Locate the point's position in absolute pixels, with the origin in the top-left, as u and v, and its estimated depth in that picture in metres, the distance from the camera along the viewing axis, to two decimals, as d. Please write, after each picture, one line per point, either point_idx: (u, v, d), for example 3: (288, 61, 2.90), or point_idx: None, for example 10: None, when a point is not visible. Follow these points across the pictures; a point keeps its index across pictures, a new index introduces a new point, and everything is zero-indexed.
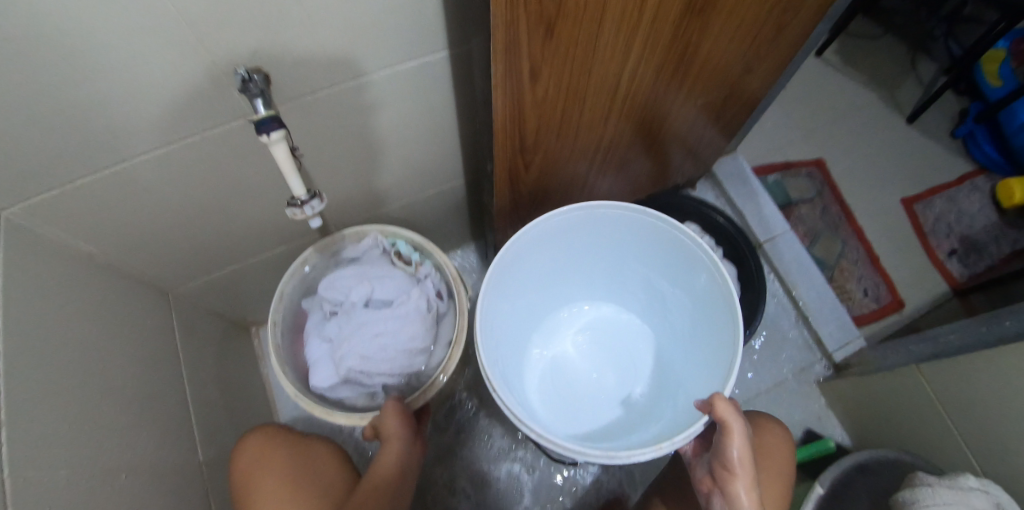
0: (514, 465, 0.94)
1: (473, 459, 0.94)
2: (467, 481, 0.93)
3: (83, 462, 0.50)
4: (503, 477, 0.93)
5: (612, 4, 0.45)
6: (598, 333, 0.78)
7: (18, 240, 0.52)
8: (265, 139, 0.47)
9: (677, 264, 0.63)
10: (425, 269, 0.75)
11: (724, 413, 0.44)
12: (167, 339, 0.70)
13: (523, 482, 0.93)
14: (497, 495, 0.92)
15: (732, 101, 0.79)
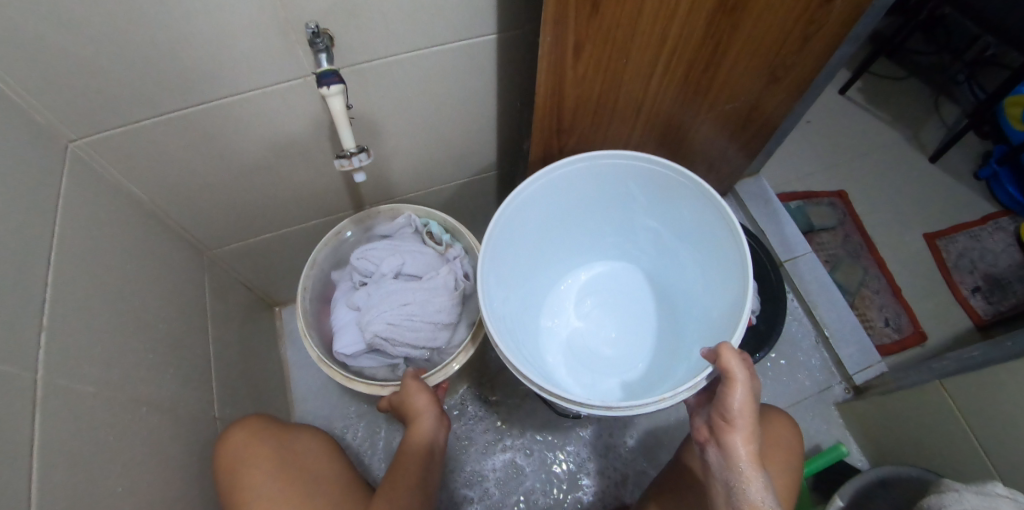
0: (501, 456, 0.92)
1: (461, 449, 0.93)
2: (455, 473, 0.91)
3: (105, 392, 0.50)
4: (491, 468, 0.91)
5: None
6: (608, 297, 0.77)
7: (79, 169, 0.55)
8: (324, 91, 0.50)
9: (690, 218, 0.63)
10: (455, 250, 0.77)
11: (724, 361, 0.46)
12: (199, 296, 0.72)
13: (511, 475, 0.91)
14: (486, 489, 0.90)
15: (757, 115, 0.82)
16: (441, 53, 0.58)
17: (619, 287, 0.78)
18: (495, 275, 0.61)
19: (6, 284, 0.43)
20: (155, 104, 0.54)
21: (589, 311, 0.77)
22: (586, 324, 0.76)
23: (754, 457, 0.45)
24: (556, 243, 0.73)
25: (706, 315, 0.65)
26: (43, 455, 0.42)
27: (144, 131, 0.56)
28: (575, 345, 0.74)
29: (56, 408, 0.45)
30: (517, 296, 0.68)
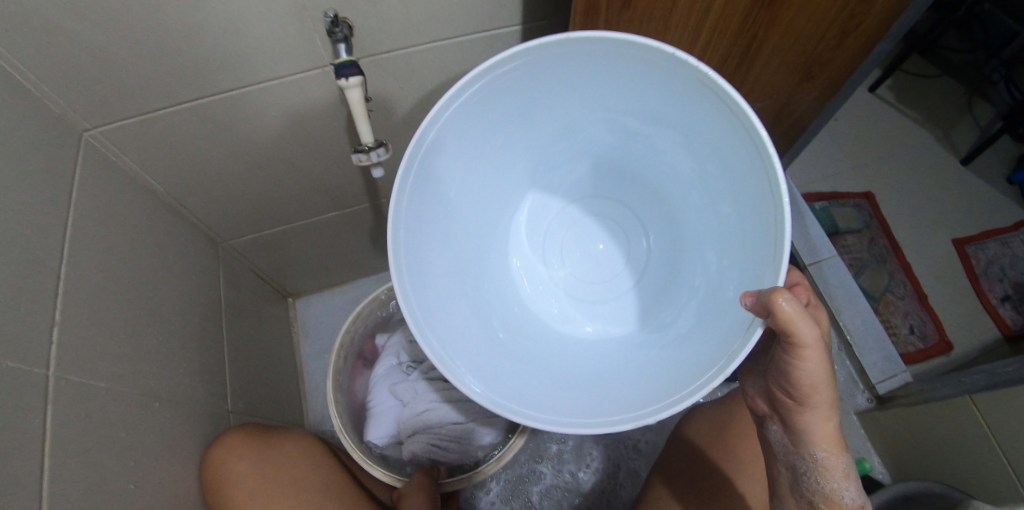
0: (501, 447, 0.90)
1: None
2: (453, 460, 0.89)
3: (116, 386, 0.50)
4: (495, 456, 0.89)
5: None
6: (572, 225, 0.68)
7: (93, 159, 0.54)
8: (343, 82, 0.49)
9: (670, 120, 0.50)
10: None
11: (786, 320, 0.37)
12: (213, 288, 0.72)
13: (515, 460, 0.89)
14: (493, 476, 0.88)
15: (788, 113, 0.79)
16: (464, 44, 0.56)
17: (582, 209, 0.68)
18: (427, 253, 0.49)
19: (16, 280, 0.42)
20: (171, 94, 0.52)
21: (559, 243, 0.68)
22: (559, 259, 0.67)
23: (836, 433, 0.43)
24: (507, 179, 0.60)
25: (706, 228, 0.55)
26: (54, 453, 0.41)
27: (160, 121, 0.55)
28: (558, 280, 0.66)
29: (68, 405, 0.44)
30: (471, 244, 0.57)
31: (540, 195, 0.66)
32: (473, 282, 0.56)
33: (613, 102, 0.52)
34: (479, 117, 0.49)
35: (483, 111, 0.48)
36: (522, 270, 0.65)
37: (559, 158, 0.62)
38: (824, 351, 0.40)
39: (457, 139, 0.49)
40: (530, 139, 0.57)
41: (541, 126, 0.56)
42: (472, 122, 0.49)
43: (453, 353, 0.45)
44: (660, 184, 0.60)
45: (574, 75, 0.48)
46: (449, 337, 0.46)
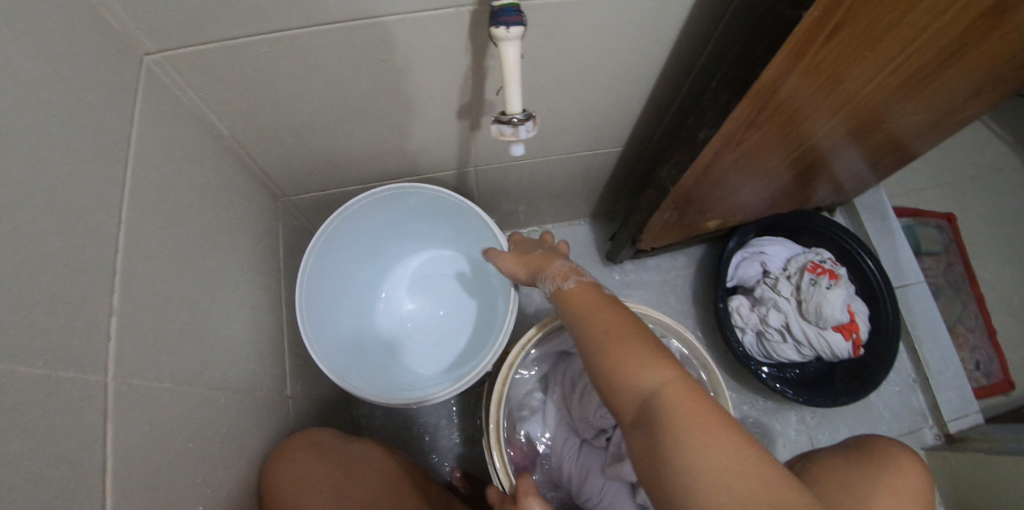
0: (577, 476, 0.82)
1: None
2: None
3: (188, 380, 0.41)
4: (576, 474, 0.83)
5: None
6: (443, 293, 0.81)
7: (153, 89, 0.43)
8: (501, 33, 0.37)
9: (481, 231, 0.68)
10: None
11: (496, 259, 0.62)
12: (272, 252, 0.61)
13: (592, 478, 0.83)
14: None
15: (923, 137, 0.71)
16: (630, 4, 0.45)
17: (448, 275, 0.81)
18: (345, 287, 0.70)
19: (52, 257, 0.31)
20: (257, 19, 0.40)
21: (432, 300, 0.81)
22: (417, 305, 0.80)
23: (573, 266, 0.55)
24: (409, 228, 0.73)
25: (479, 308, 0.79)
26: (117, 485, 0.33)
27: (240, 51, 0.43)
28: (408, 321, 0.79)
29: (133, 417, 0.35)
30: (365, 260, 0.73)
31: (416, 253, 0.80)
32: (389, 280, 0.80)
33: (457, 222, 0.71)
34: (428, 208, 0.69)
35: (423, 202, 0.68)
36: (392, 297, 0.80)
37: (463, 251, 0.78)
38: (504, 256, 0.61)
39: (391, 211, 0.68)
40: (397, 226, 0.72)
41: (411, 227, 0.74)
42: (407, 208, 0.69)
43: (339, 318, 0.67)
44: (454, 236, 0.76)
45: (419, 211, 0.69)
46: (348, 312, 0.71)
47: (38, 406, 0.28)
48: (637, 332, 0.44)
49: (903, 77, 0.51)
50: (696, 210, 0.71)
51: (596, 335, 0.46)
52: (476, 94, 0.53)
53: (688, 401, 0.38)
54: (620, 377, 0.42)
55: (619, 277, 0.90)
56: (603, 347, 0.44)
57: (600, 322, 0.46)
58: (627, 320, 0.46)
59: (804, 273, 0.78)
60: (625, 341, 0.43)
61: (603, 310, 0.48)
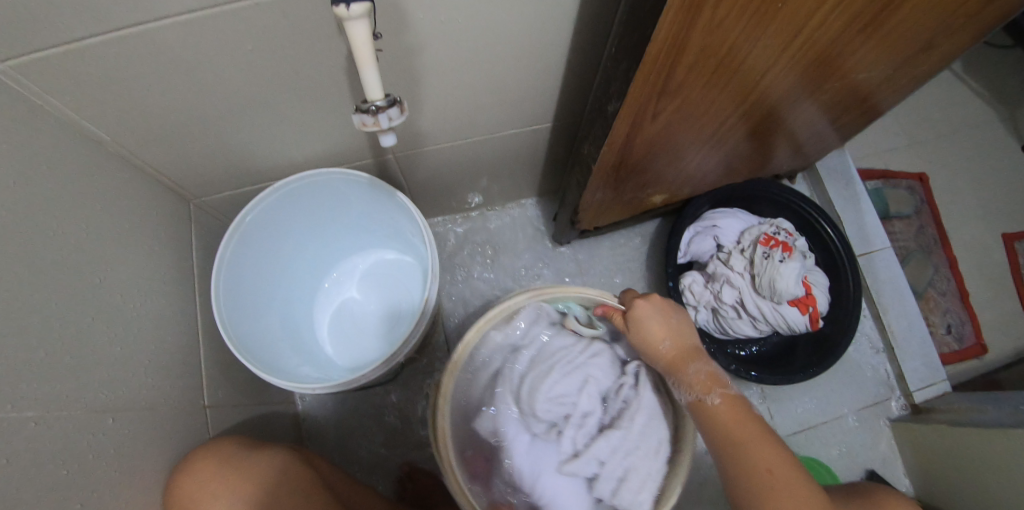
0: None
1: None
2: None
3: (60, 405, 0.39)
4: None
5: None
6: (388, 288, 0.79)
7: (1, 99, 0.40)
8: (342, 11, 0.32)
9: (405, 218, 0.65)
10: (603, 345, 0.57)
11: (642, 326, 0.50)
12: (180, 258, 0.59)
13: None
14: None
15: (880, 93, 0.67)
16: None
17: (395, 270, 0.79)
18: (278, 284, 0.69)
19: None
20: (94, 14, 0.37)
21: (375, 292, 0.79)
22: (362, 298, 0.79)
23: (668, 348, 0.49)
24: (349, 221, 0.72)
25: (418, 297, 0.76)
26: None
27: (89, 51, 0.40)
28: (352, 315, 0.78)
29: None
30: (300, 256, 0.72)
31: (358, 247, 0.79)
32: (334, 276, 0.79)
33: (384, 212, 0.68)
34: (350, 198, 0.66)
35: (343, 192, 0.64)
36: (336, 292, 0.79)
37: (399, 241, 0.75)
38: (671, 338, 0.49)
39: (310, 204, 0.65)
40: (325, 220, 0.70)
41: (342, 221, 0.71)
42: (327, 201, 0.66)
43: (265, 313, 0.66)
44: (383, 226, 0.73)
45: (343, 202, 0.66)
46: (281, 303, 0.70)
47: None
48: (802, 475, 0.44)
49: (833, 30, 0.47)
50: (636, 183, 0.67)
51: (751, 473, 0.44)
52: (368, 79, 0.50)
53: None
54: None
55: (569, 259, 0.87)
56: (771, 487, 0.43)
57: (750, 454, 0.44)
58: (768, 449, 0.44)
59: (757, 247, 0.75)
60: (795, 482, 0.43)
61: (757, 440, 0.45)
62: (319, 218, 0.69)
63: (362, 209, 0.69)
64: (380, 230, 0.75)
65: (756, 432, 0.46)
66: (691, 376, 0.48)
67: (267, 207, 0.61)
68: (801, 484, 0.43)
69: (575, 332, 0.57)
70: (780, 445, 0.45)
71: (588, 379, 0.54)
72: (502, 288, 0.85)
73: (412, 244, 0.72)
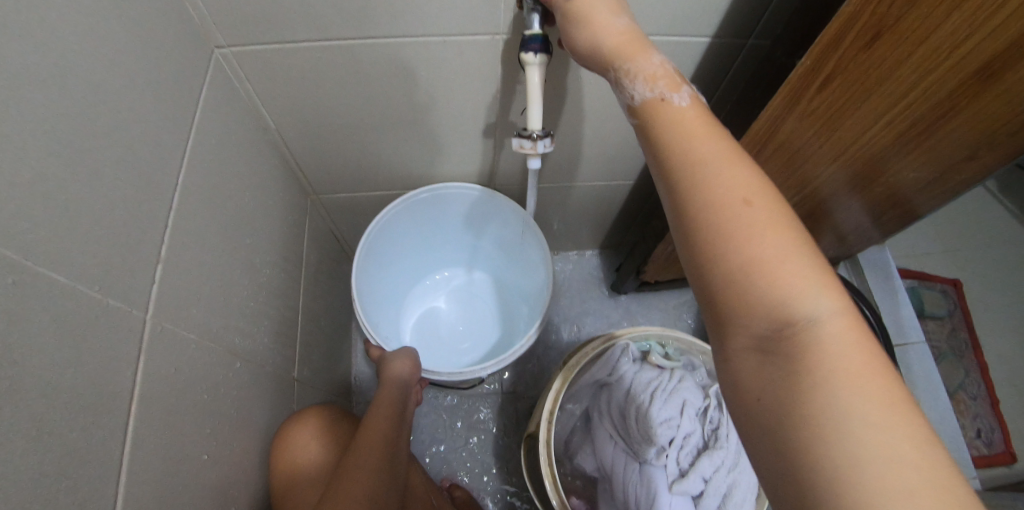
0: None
1: (513, 474, 0.80)
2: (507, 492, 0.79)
3: (212, 337, 0.45)
4: None
5: (926, 58, 0.42)
6: (474, 307, 0.85)
7: (219, 80, 0.49)
8: (527, 58, 0.43)
9: (525, 246, 0.72)
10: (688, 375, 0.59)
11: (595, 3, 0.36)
12: (298, 244, 0.66)
13: None
14: None
15: (920, 198, 0.75)
16: (646, 44, 0.51)
17: (483, 293, 0.85)
18: (390, 275, 0.76)
19: (118, 198, 0.35)
20: (321, 25, 0.46)
21: (461, 308, 0.85)
22: (447, 310, 0.85)
23: (619, 30, 0.35)
24: (464, 236, 0.80)
25: (505, 324, 0.81)
26: (141, 413, 0.36)
27: (301, 54, 0.49)
28: (436, 324, 0.83)
29: (161, 356, 0.38)
30: (410, 259, 0.79)
31: (457, 262, 0.86)
32: (427, 284, 0.85)
33: (502, 236, 0.76)
34: (478, 215, 0.74)
35: (472, 207, 0.73)
36: (426, 299, 0.85)
37: (499, 265, 0.82)
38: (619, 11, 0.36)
39: (440, 212, 0.73)
40: (446, 229, 0.78)
41: (458, 235, 0.79)
42: (457, 213, 0.74)
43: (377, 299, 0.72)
44: (490, 247, 0.80)
45: (471, 217, 0.75)
46: (388, 282, 0.76)
47: (86, 326, 0.32)
48: (795, 222, 0.29)
49: (895, 135, 0.55)
50: None
51: (715, 202, 0.29)
52: (502, 114, 0.58)
53: (851, 340, 0.26)
54: (769, 286, 0.27)
55: (622, 308, 0.91)
56: (750, 224, 0.28)
57: (731, 179, 0.29)
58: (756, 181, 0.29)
59: None
60: (776, 224, 0.28)
61: (725, 160, 0.30)
62: (436, 227, 0.76)
63: (480, 227, 0.77)
64: (486, 252, 0.82)
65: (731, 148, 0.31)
66: (647, 63, 0.34)
67: (410, 206, 0.69)
68: (784, 229, 0.28)
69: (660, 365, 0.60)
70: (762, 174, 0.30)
71: (685, 402, 0.56)
72: (554, 323, 0.90)
73: (516, 270, 0.79)
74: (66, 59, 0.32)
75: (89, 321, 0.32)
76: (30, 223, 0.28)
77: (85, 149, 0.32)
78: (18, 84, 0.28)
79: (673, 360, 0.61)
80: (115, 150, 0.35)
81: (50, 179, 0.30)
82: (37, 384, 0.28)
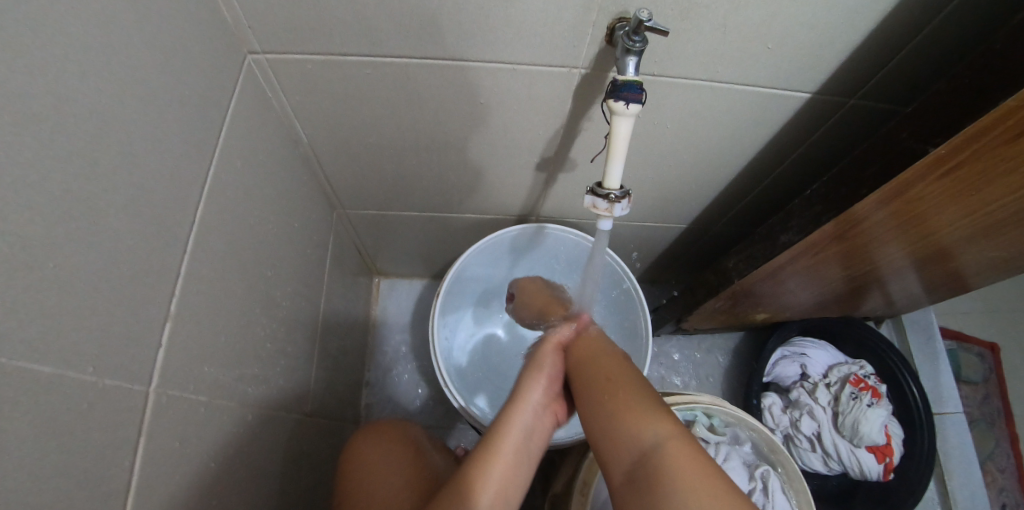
0: None
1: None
2: None
3: (224, 392, 0.39)
4: None
5: None
6: None
7: (250, 90, 0.42)
8: (618, 107, 0.36)
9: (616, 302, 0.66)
10: (730, 452, 0.55)
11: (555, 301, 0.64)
12: (321, 266, 0.60)
13: None
14: None
15: (990, 275, 0.69)
16: (740, 94, 0.45)
17: None
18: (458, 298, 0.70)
19: (123, 250, 0.29)
20: (374, 41, 0.40)
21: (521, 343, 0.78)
22: (506, 342, 0.78)
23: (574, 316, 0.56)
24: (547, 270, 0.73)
25: None
26: (138, 503, 0.30)
27: (346, 68, 0.43)
28: (491, 355, 0.77)
29: (164, 429, 0.32)
30: (480, 282, 0.73)
31: None
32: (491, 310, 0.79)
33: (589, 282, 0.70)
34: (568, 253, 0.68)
35: (564, 244, 0.66)
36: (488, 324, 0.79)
37: None
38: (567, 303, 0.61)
39: (528, 244, 0.67)
40: (530, 260, 0.71)
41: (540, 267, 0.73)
42: (547, 248, 0.68)
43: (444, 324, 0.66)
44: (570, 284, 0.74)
45: (563, 254, 0.69)
46: (455, 299, 0.70)
47: (76, 416, 0.26)
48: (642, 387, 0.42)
49: (977, 233, 0.51)
50: (750, 302, 0.67)
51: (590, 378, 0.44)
52: (562, 149, 0.52)
53: (683, 458, 0.37)
54: (622, 431, 0.39)
55: (652, 347, 0.85)
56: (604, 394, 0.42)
57: (613, 383, 0.43)
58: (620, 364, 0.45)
59: (845, 385, 0.74)
60: (633, 391, 0.42)
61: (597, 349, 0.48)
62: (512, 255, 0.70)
63: (565, 263, 0.70)
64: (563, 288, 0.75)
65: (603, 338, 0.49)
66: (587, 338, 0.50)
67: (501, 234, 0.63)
68: (640, 393, 0.41)
69: (705, 438, 0.55)
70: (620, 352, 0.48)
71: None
72: None
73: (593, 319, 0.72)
74: (70, 83, 0.25)
75: (83, 411, 0.26)
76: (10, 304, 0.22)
77: (84, 196, 0.26)
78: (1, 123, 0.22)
79: (718, 433, 0.56)
80: (126, 190, 0.29)
81: (36, 244, 0.23)
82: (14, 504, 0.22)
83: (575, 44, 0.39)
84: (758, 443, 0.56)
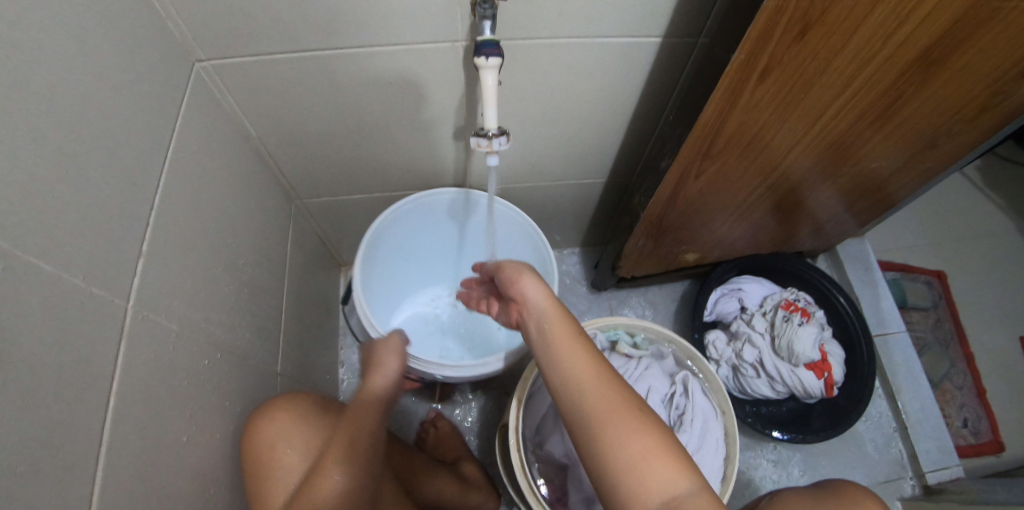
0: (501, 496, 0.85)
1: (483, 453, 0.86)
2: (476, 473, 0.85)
3: (193, 327, 0.48)
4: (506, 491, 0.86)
5: (864, 30, 0.43)
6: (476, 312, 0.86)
7: (200, 89, 0.53)
8: (481, 61, 0.45)
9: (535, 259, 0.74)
10: (652, 363, 0.62)
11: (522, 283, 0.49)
12: (282, 245, 0.69)
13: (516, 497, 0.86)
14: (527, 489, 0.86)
15: (892, 184, 0.76)
16: (599, 48, 0.54)
17: None
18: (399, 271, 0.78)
19: (101, 197, 0.38)
20: (294, 38, 0.50)
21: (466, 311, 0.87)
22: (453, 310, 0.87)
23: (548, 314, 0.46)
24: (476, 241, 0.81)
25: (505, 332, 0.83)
26: (122, 393, 0.38)
27: (277, 65, 0.53)
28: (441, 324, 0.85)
29: (141, 343, 0.41)
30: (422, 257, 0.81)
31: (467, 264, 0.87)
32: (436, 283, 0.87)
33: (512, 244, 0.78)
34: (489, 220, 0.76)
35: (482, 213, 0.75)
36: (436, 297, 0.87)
37: None
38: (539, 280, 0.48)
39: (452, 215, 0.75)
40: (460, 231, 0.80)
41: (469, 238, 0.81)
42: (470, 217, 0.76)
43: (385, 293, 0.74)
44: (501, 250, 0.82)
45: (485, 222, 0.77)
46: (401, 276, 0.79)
47: (70, 311, 0.35)
48: (651, 427, 0.38)
49: (841, 128, 0.58)
50: (673, 235, 0.75)
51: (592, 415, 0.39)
52: (468, 116, 0.62)
53: None
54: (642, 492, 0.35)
55: (602, 303, 0.93)
56: (609, 441, 0.37)
57: (615, 428, 0.37)
58: (616, 398, 0.39)
59: (778, 310, 0.81)
60: (645, 429, 0.37)
61: (592, 379, 0.41)
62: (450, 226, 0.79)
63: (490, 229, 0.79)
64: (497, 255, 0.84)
65: (587, 358, 0.42)
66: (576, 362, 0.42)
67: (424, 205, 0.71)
68: (653, 433, 0.37)
69: (629, 353, 0.62)
70: (609, 368, 0.42)
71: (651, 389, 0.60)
72: None
73: None
74: (58, 70, 0.35)
75: (74, 308, 0.35)
76: (19, 216, 0.31)
77: (70, 150, 0.36)
78: (6, 91, 0.31)
79: (642, 349, 0.64)
80: (102, 153, 0.39)
81: (37, 176, 0.33)
82: (26, 360, 0.31)
83: (450, 19, 0.49)
84: (679, 354, 0.64)
